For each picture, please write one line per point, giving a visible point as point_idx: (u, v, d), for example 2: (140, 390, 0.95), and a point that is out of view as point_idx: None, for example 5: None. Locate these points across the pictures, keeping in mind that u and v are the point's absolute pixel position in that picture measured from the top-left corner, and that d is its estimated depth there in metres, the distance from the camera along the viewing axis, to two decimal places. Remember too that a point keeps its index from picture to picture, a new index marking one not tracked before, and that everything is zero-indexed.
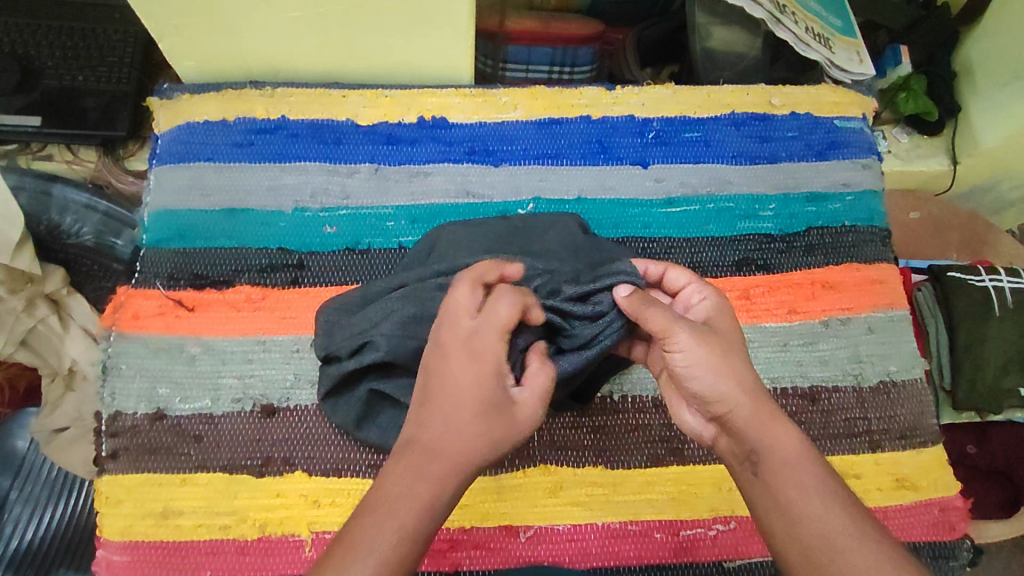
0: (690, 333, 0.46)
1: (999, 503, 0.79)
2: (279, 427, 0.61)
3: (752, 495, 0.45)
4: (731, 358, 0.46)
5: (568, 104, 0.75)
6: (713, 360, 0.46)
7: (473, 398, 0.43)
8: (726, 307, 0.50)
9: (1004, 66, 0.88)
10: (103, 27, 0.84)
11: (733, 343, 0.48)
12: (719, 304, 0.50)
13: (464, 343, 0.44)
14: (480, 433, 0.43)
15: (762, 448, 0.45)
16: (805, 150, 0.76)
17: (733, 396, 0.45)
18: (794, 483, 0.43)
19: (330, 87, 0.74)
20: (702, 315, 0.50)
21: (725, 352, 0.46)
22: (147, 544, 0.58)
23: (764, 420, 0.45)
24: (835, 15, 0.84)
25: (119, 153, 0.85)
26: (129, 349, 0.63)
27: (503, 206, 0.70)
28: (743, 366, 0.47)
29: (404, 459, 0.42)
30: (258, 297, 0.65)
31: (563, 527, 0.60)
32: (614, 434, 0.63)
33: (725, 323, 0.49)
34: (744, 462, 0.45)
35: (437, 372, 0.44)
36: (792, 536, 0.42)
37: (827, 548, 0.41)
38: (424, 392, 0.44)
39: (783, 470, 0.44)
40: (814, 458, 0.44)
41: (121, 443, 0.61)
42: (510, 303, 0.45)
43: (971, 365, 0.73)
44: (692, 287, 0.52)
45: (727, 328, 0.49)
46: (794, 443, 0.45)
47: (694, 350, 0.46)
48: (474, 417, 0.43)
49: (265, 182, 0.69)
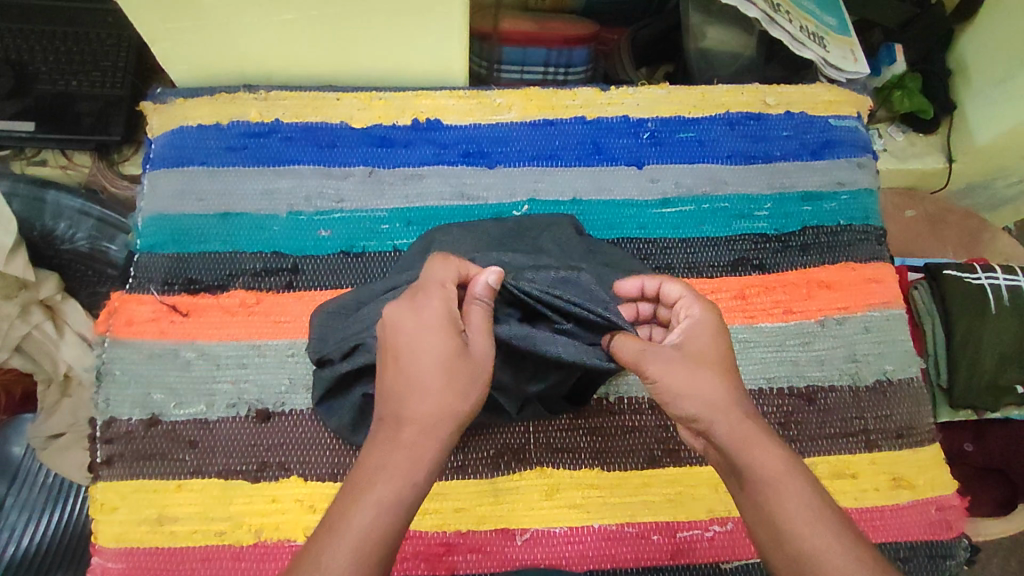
0: (657, 357, 0.48)
1: (996, 501, 0.79)
2: (274, 432, 0.61)
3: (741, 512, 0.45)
4: (701, 376, 0.46)
5: (562, 105, 0.75)
6: (680, 380, 0.46)
7: (429, 352, 0.43)
8: (710, 322, 0.49)
9: (1000, 64, 0.88)
10: (96, 31, 0.83)
11: (710, 359, 0.47)
12: (702, 319, 0.50)
13: (413, 303, 0.44)
14: (446, 386, 0.43)
15: (739, 465, 0.44)
16: (800, 149, 0.76)
17: (703, 413, 0.46)
18: (777, 500, 0.42)
19: (324, 90, 0.73)
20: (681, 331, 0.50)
21: (693, 369, 0.47)
22: (142, 550, 0.58)
23: (745, 436, 0.45)
24: (830, 14, 0.84)
25: (113, 158, 0.85)
26: (123, 355, 0.63)
27: (497, 208, 0.70)
28: (717, 382, 0.46)
29: (380, 439, 0.42)
30: (253, 302, 0.65)
31: (560, 530, 0.60)
32: (611, 436, 0.63)
33: (707, 341, 0.49)
34: (731, 477, 0.45)
35: (390, 337, 0.44)
36: (779, 549, 0.41)
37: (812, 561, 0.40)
38: (385, 361, 0.44)
39: (766, 489, 0.43)
40: (800, 472, 0.43)
41: (115, 450, 0.61)
42: (442, 262, 0.47)
43: (968, 364, 0.73)
44: (683, 301, 0.51)
45: (702, 343, 0.48)
46: (776, 459, 0.44)
47: (666, 367, 0.47)
48: (436, 371, 0.43)
49: (259, 186, 0.69)
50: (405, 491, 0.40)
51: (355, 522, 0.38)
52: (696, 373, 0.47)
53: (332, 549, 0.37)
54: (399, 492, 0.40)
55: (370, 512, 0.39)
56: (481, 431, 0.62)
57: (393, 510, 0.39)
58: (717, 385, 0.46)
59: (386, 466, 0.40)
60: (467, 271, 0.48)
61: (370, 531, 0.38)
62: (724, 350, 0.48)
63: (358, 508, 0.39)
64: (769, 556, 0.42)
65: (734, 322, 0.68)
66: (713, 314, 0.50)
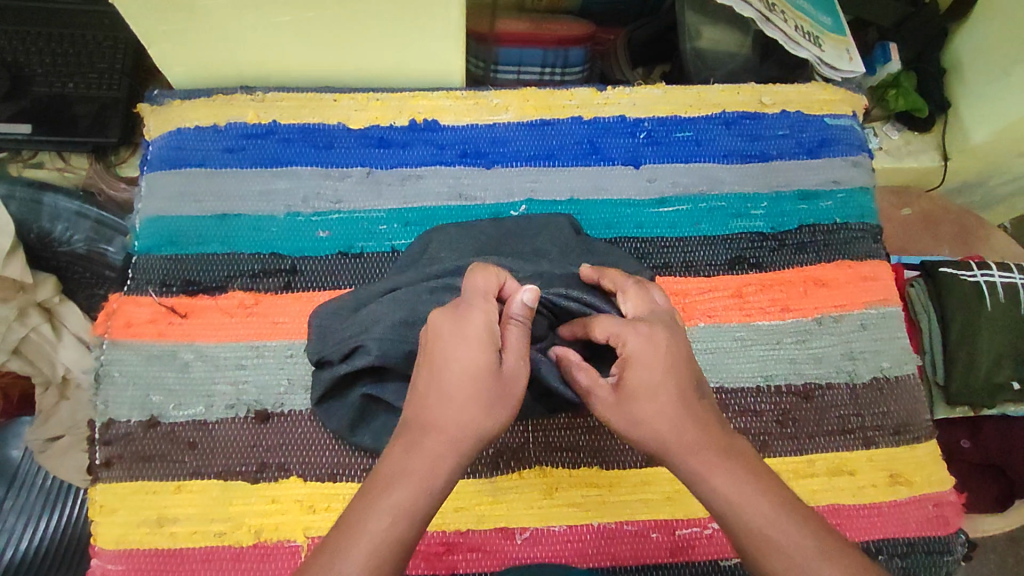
0: (603, 401, 0.46)
1: (993, 497, 0.79)
2: (273, 432, 0.61)
3: None
4: (644, 416, 0.44)
5: (560, 105, 0.75)
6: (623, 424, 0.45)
7: (464, 366, 0.43)
8: (650, 358, 0.45)
9: (994, 62, 0.88)
10: (92, 33, 0.83)
11: (656, 394, 0.44)
12: (643, 354, 0.45)
13: (457, 312, 0.44)
14: (475, 399, 0.42)
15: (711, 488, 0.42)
16: (796, 147, 0.76)
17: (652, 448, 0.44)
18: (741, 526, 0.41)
19: (321, 91, 0.74)
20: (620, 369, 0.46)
21: (634, 413, 0.44)
22: (142, 552, 0.58)
23: (709, 464, 0.43)
24: (825, 13, 0.84)
25: (110, 159, 0.85)
26: (121, 357, 0.63)
27: (495, 208, 0.70)
28: (664, 417, 0.43)
29: (402, 442, 0.42)
30: (251, 302, 0.65)
31: (560, 528, 0.60)
32: (609, 435, 0.63)
33: (647, 378, 0.44)
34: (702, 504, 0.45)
35: (430, 342, 0.44)
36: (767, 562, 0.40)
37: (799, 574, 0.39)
38: (422, 366, 0.45)
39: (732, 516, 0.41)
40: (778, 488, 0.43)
41: (114, 452, 0.61)
42: (484, 275, 0.47)
43: (964, 361, 0.74)
44: (615, 333, 0.47)
45: (641, 381, 0.44)
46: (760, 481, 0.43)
47: (611, 415, 0.45)
48: (467, 382, 0.42)
49: (256, 187, 0.69)
50: (419, 495, 0.40)
51: (369, 527, 0.39)
52: (640, 418, 0.44)
53: (347, 553, 0.38)
54: (411, 493, 0.40)
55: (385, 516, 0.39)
56: None
57: (401, 513, 0.39)
58: (664, 426, 0.43)
59: (406, 473, 0.41)
60: (507, 284, 0.48)
61: (385, 537, 0.39)
62: (671, 381, 0.44)
63: (370, 512, 0.39)
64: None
65: (731, 321, 0.68)
66: (653, 345, 0.45)
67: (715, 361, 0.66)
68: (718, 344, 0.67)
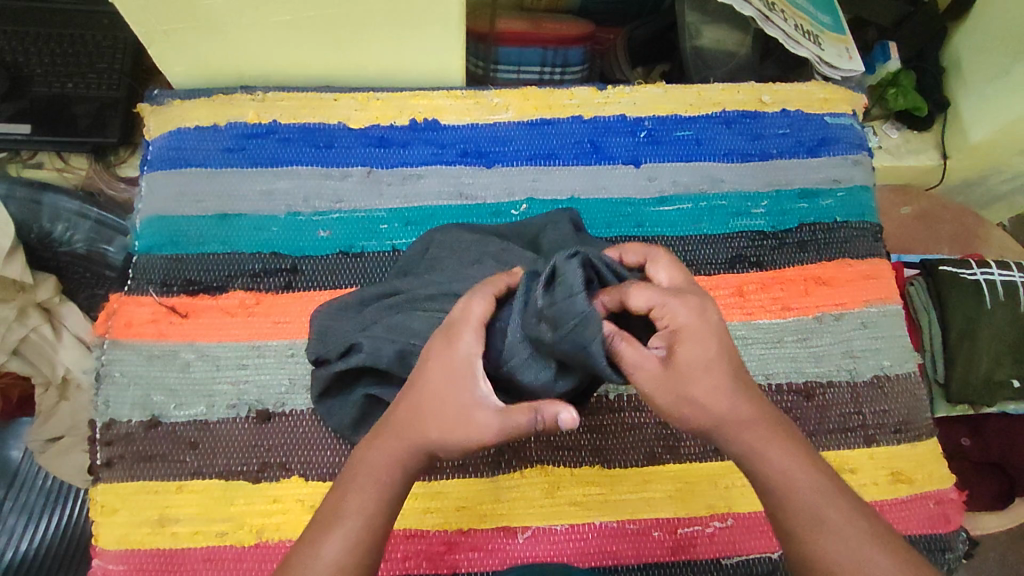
0: (649, 375, 0.43)
1: (995, 494, 0.78)
2: (276, 432, 0.61)
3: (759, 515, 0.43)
4: (699, 395, 0.43)
5: (560, 104, 0.75)
6: (670, 401, 0.43)
7: (434, 384, 0.43)
8: (703, 334, 0.43)
9: (994, 60, 0.88)
10: (92, 33, 0.83)
11: (708, 371, 0.43)
12: (691, 324, 0.43)
13: (441, 332, 0.45)
14: (440, 414, 0.42)
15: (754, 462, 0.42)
16: (796, 146, 0.76)
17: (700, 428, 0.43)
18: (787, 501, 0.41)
19: (322, 91, 0.74)
20: (668, 340, 0.43)
21: (686, 392, 0.43)
22: (144, 552, 0.58)
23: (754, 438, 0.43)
24: (825, 12, 0.84)
25: (110, 159, 0.85)
26: (122, 357, 0.63)
27: (496, 207, 0.70)
28: (719, 396, 0.43)
29: (377, 441, 0.43)
30: (252, 302, 0.65)
31: (561, 527, 0.60)
32: (611, 433, 0.63)
33: (698, 351, 0.43)
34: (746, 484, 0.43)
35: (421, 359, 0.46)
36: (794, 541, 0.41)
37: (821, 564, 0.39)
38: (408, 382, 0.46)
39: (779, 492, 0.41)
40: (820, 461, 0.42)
41: (115, 452, 0.60)
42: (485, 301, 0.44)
43: (964, 359, 0.74)
44: (658, 307, 0.43)
45: (696, 358, 0.43)
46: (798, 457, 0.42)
47: (659, 389, 0.43)
48: (434, 401, 0.43)
49: (257, 187, 0.69)
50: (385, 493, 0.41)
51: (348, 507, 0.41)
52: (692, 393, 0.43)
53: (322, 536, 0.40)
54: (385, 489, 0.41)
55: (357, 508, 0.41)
56: None
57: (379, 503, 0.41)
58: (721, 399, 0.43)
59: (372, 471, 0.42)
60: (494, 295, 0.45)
61: (357, 532, 0.40)
62: (721, 360, 0.43)
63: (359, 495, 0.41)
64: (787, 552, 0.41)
65: (732, 320, 0.68)
66: (705, 318, 0.43)
67: None
68: None
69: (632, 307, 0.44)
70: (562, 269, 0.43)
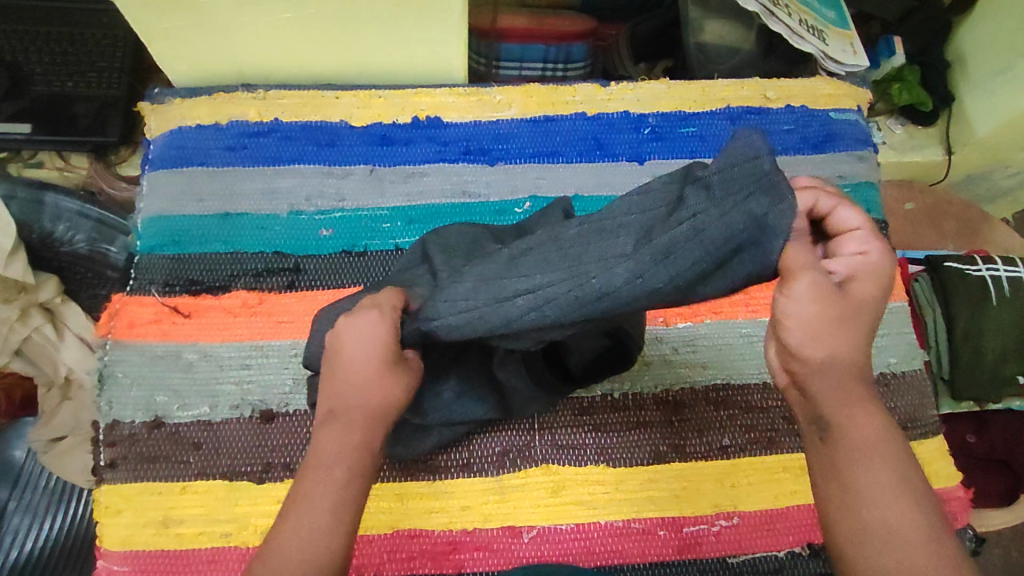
0: (821, 284, 0.38)
1: (1000, 491, 0.78)
2: (279, 432, 0.61)
3: (819, 482, 0.39)
4: (849, 327, 0.38)
5: (563, 101, 0.75)
6: (822, 319, 0.38)
7: (367, 366, 0.42)
8: (882, 276, 0.40)
9: (999, 54, 0.88)
10: (91, 32, 0.83)
11: (863, 314, 0.39)
12: (878, 265, 0.40)
13: (357, 316, 0.43)
14: (395, 389, 0.43)
15: (834, 421, 0.38)
16: (801, 143, 0.76)
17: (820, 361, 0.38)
18: (863, 471, 0.38)
19: (323, 89, 0.73)
20: (849, 267, 0.40)
21: (841, 317, 0.38)
22: (148, 553, 0.58)
23: (844, 392, 0.38)
24: (829, 8, 0.83)
25: (111, 158, 0.85)
26: (125, 357, 0.63)
27: (499, 205, 0.70)
28: (855, 339, 0.39)
29: (337, 423, 0.42)
30: (255, 302, 0.64)
31: (566, 527, 0.60)
32: (616, 433, 0.63)
33: (869, 290, 0.39)
34: (815, 437, 0.39)
35: (338, 343, 0.43)
36: (847, 510, 0.37)
37: (884, 536, 0.37)
38: (326, 370, 0.44)
39: (854, 456, 0.38)
40: (894, 438, 0.38)
41: (119, 453, 0.60)
42: (392, 295, 0.45)
43: (970, 356, 0.74)
44: (860, 234, 0.40)
45: (866, 297, 0.39)
46: (875, 424, 0.38)
47: (819, 300, 0.38)
48: (383, 377, 0.43)
49: (259, 186, 0.69)
50: (356, 471, 0.41)
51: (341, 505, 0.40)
52: (844, 322, 0.38)
53: (312, 520, 0.39)
54: None
55: (332, 492, 0.40)
56: (484, 430, 0.61)
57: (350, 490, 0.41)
58: (847, 345, 0.38)
59: (340, 455, 0.41)
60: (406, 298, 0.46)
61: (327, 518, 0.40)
62: (877, 317, 0.39)
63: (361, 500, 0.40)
64: (839, 525, 0.38)
65: (737, 317, 0.67)
66: (891, 264, 0.40)
67: (717, 359, 0.66)
68: (724, 341, 0.66)
69: (832, 228, 0.41)
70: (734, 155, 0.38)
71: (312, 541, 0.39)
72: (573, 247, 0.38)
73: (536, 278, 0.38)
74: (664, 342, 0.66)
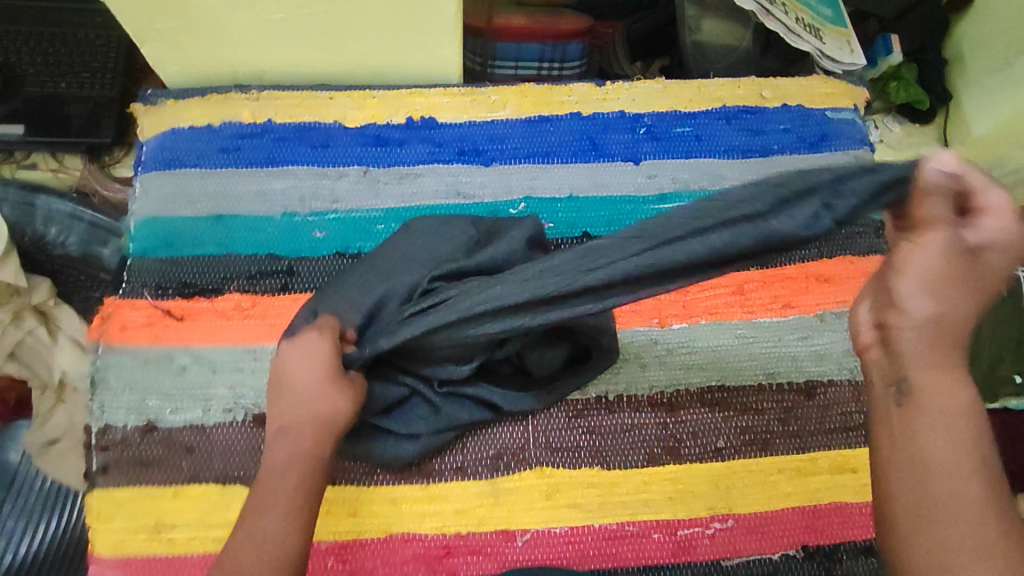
0: (938, 252, 0.37)
1: None
2: (271, 436, 0.60)
3: (882, 442, 0.38)
4: (952, 293, 0.37)
5: (558, 100, 0.74)
6: (931, 279, 0.37)
7: (314, 381, 0.47)
8: (1013, 254, 0.38)
9: (998, 51, 0.87)
10: (84, 32, 0.82)
11: (988, 287, 0.38)
12: (1008, 246, 0.38)
13: (300, 337, 0.48)
14: (341, 401, 0.47)
15: (921, 379, 0.37)
16: (797, 142, 0.75)
17: (925, 317, 0.37)
18: (935, 432, 0.36)
19: (317, 89, 0.73)
20: (988, 239, 0.37)
21: (964, 280, 0.37)
22: (141, 559, 0.58)
23: (938, 355, 0.37)
24: (826, 6, 0.83)
25: (105, 160, 0.84)
26: (118, 361, 0.63)
27: (494, 206, 0.70)
28: (963, 304, 0.37)
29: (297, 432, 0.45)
30: (248, 305, 0.64)
31: (560, 530, 0.60)
32: (610, 434, 0.62)
33: (993, 266, 0.37)
34: (890, 392, 0.38)
35: (282, 366, 0.48)
36: (914, 482, 0.35)
37: (953, 509, 0.34)
38: (274, 391, 0.48)
39: (939, 416, 0.36)
40: (981, 417, 0.36)
41: (111, 457, 0.60)
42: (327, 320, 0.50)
43: (967, 356, 0.73)
44: (1000, 214, 0.38)
45: (997, 271, 0.38)
46: (962, 393, 0.36)
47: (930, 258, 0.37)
48: (330, 391, 0.47)
49: (252, 188, 0.68)
50: (310, 476, 0.45)
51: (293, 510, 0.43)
52: (943, 287, 0.37)
53: (268, 521, 0.43)
54: None
55: None
56: (478, 433, 0.61)
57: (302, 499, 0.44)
58: (948, 303, 0.37)
59: (293, 464, 0.45)
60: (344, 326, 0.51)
61: (286, 520, 0.43)
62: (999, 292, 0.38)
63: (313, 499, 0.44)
64: (897, 485, 0.36)
65: (733, 319, 0.67)
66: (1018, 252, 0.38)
67: (713, 361, 0.65)
68: (720, 343, 0.66)
69: (979, 195, 0.39)
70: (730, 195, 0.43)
71: (272, 542, 0.42)
72: (532, 271, 0.44)
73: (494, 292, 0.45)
74: (660, 344, 0.66)
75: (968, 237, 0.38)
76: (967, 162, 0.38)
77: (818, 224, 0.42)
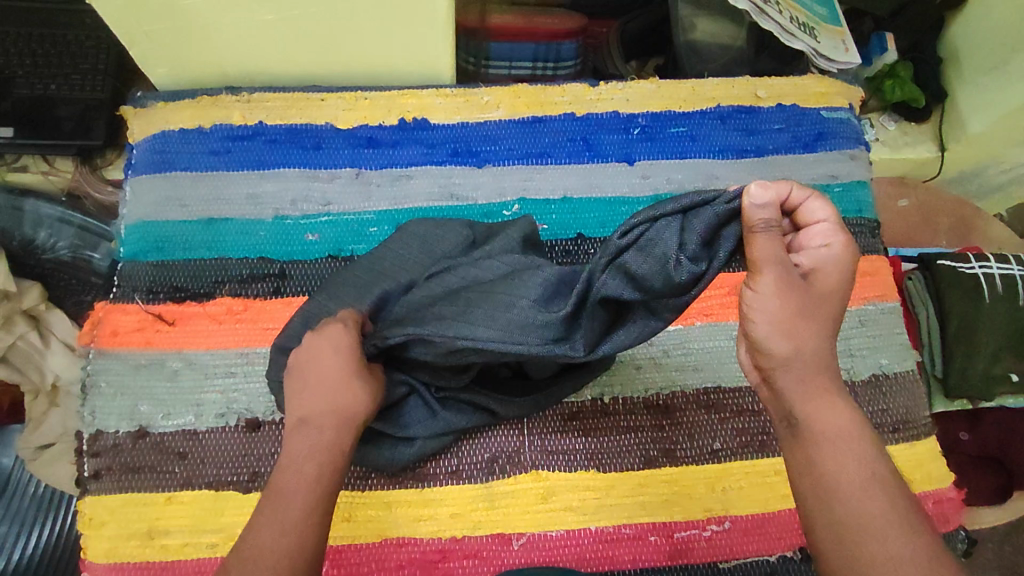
0: (790, 287, 0.41)
1: (994, 487, 0.76)
2: (264, 441, 0.60)
3: (789, 471, 0.43)
4: (814, 320, 0.42)
5: (551, 101, 0.74)
6: (788, 315, 0.41)
7: (336, 369, 0.47)
8: (844, 267, 0.43)
9: (993, 51, 0.87)
10: (73, 33, 0.81)
11: (826, 307, 0.42)
12: (839, 258, 0.43)
13: (325, 330, 0.48)
14: (359, 394, 0.47)
15: (802, 413, 0.42)
16: (792, 142, 0.75)
17: (788, 354, 0.42)
18: (829, 459, 0.40)
19: (308, 90, 0.72)
20: (813, 260, 0.43)
21: (808, 313, 0.41)
22: (133, 565, 0.57)
23: (816, 385, 0.42)
24: (820, 5, 0.83)
25: (97, 162, 0.83)
26: (109, 367, 0.62)
27: (487, 208, 0.69)
28: (819, 331, 0.42)
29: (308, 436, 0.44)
30: (239, 309, 0.64)
31: (555, 533, 0.59)
32: (605, 436, 0.62)
33: (832, 283, 0.42)
34: (783, 423, 0.43)
35: (304, 354, 0.48)
36: (822, 509, 0.40)
37: (859, 528, 0.39)
38: (293, 380, 0.48)
39: (824, 444, 0.41)
40: (863, 436, 0.41)
41: (103, 463, 0.60)
42: (347, 315, 0.50)
43: (962, 354, 0.73)
44: (822, 228, 0.43)
45: (831, 290, 0.42)
46: (842, 417, 0.41)
47: (784, 295, 0.41)
48: (349, 382, 0.47)
49: (243, 191, 0.68)
50: (325, 468, 0.44)
51: (302, 514, 0.42)
52: (804, 318, 0.41)
53: (277, 525, 0.41)
54: None
55: None
56: (471, 436, 0.61)
57: (312, 500, 0.43)
58: (811, 336, 0.42)
59: (313, 453, 0.45)
60: (364, 321, 0.51)
61: (295, 521, 0.42)
62: (840, 307, 0.43)
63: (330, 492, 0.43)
64: (813, 516, 0.41)
65: (730, 320, 0.66)
66: (855, 257, 0.43)
67: (709, 362, 0.65)
68: (716, 344, 0.66)
69: (800, 216, 0.44)
70: (654, 241, 0.41)
71: (280, 546, 0.41)
72: (508, 315, 0.46)
73: (479, 333, 0.45)
74: (655, 345, 0.65)
75: (797, 263, 0.43)
76: (773, 193, 0.40)
77: (682, 271, 0.40)
